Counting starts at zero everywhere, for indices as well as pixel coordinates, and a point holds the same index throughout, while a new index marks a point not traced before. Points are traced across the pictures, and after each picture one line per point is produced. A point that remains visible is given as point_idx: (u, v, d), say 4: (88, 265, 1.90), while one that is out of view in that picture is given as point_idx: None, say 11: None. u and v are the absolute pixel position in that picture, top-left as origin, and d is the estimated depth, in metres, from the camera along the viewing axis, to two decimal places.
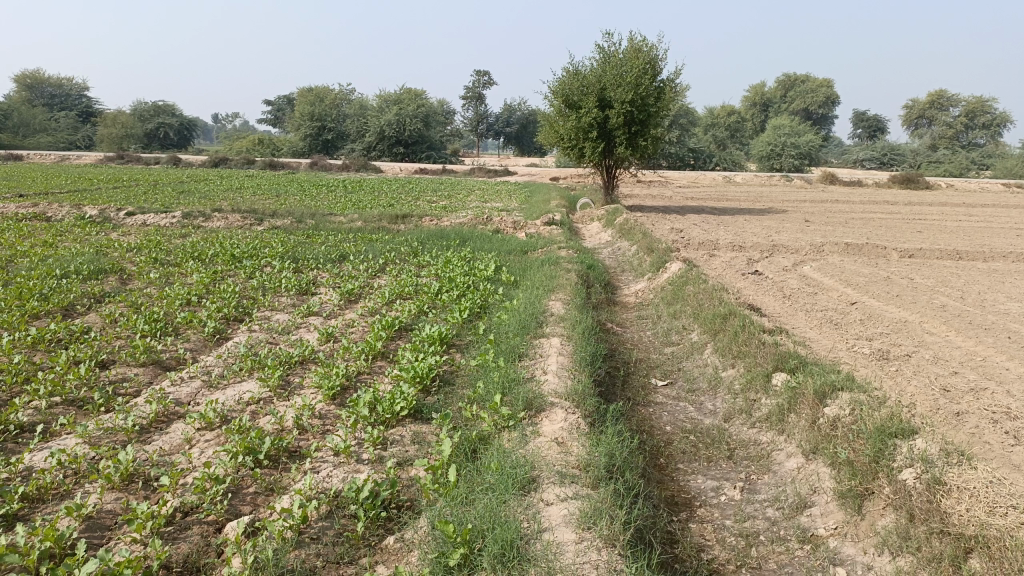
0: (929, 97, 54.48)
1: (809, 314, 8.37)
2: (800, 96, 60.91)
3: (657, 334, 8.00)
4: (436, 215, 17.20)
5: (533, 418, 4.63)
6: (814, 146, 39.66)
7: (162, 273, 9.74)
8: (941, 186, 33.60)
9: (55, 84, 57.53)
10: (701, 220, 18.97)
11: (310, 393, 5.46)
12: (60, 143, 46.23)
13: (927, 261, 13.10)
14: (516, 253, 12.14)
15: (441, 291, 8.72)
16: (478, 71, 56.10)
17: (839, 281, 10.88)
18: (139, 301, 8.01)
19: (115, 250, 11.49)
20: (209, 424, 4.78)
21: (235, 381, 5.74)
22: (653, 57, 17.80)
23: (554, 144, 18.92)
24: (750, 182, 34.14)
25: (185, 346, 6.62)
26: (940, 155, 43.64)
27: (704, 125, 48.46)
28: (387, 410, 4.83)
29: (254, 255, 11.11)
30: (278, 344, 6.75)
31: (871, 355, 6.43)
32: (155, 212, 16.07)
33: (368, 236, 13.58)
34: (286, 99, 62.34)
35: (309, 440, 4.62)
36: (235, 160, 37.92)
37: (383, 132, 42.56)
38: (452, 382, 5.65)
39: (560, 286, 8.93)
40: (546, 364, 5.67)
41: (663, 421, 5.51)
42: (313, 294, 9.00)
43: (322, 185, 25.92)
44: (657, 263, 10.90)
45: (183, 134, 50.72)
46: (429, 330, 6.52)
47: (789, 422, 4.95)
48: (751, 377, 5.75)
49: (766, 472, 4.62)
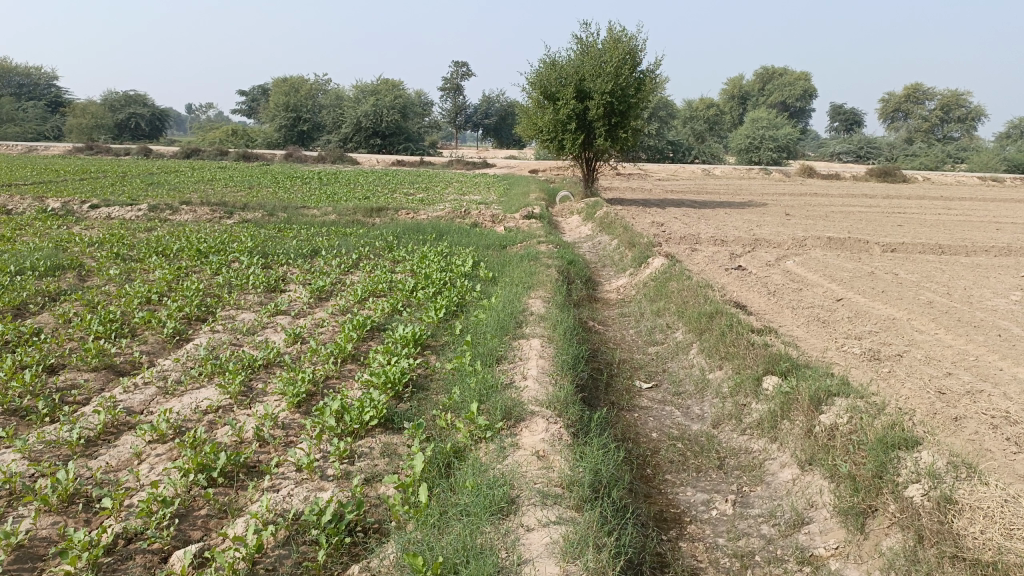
0: (905, 91, 54.85)
1: (795, 312, 8.13)
2: (777, 90, 61.05)
3: (640, 333, 7.73)
4: (413, 208, 16.84)
5: (511, 429, 4.31)
6: (793, 138, 39.67)
7: (124, 269, 9.30)
8: (918, 179, 33.70)
9: (23, 73, 56.18)
10: (681, 214, 18.75)
11: (273, 400, 5.11)
12: (28, 134, 45.08)
13: (911, 256, 12.95)
14: (495, 248, 11.81)
15: (416, 288, 8.37)
16: (457, 62, 55.56)
17: (823, 276, 10.67)
18: (96, 300, 7.58)
19: (76, 245, 11.00)
20: (161, 436, 4.42)
21: (194, 387, 5.37)
22: (632, 47, 17.48)
23: (533, 136, 18.60)
24: (729, 176, 34.04)
25: (142, 348, 6.22)
26: (916, 149, 43.82)
27: (683, 117, 48.32)
28: (355, 420, 4.49)
29: (221, 250, 10.68)
30: (242, 347, 6.37)
31: (861, 356, 6.19)
32: (121, 204, 15.52)
33: (342, 230, 13.18)
34: (261, 89, 61.50)
35: (269, 454, 4.29)
36: (209, 150, 37.17)
37: (360, 123, 41.97)
38: (426, 387, 5.33)
39: (539, 282, 8.62)
40: (526, 367, 5.35)
41: (649, 427, 5.23)
42: (282, 291, 8.62)
43: (297, 177, 25.34)
44: (639, 258, 10.63)
45: (155, 125, 49.70)
46: (403, 331, 6.18)
47: (782, 430, 4.68)
48: (740, 380, 5.48)
49: (759, 484, 4.35)
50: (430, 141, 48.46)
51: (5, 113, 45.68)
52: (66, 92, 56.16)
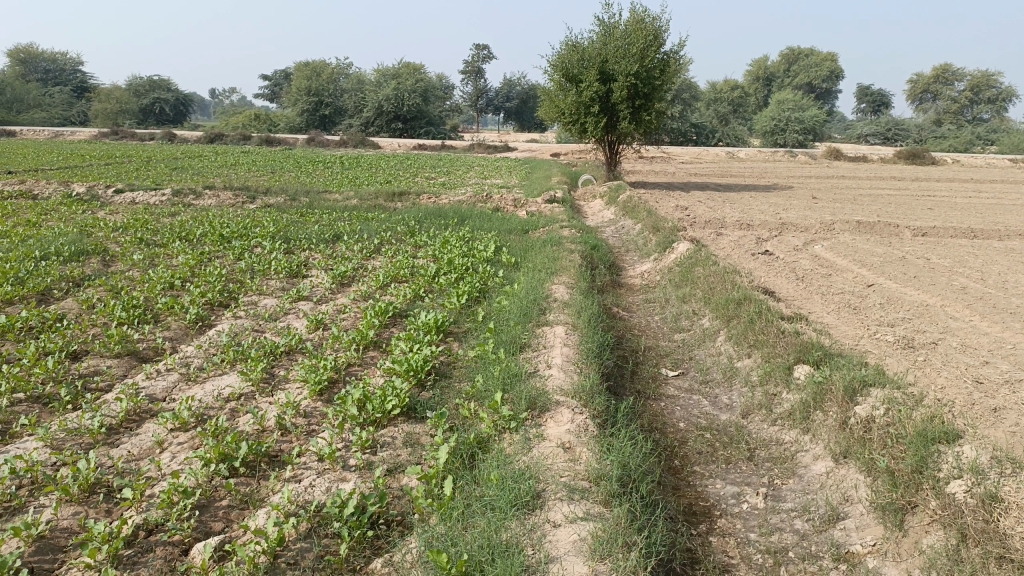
0: (934, 71, 53.81)
1: (825, 298, 7.95)
2: (803, 71, 59.93)
3: (666, 319, 7.59)
4: (434, 192, 16.73)
5: (536, 419, 4.22)
6: (819, 120, 39.01)
7: (147, 254, 9.31)
8: (948, 161, 33.03)
9: (48, 59, 56.65)
10: (706, 197, 18.49)
11: (295, 388, 5.06)
12: (54, 120, 45.48)
13: (942, 240, 12.65)
14: (517, 233, 11.68)
15: (439, 274, 8.29)
16: (478, 44, 55.24)
17: (853, 261, 10.44)
18: (119, 285, 7.58)
19: (100, 230, 11.03)
20: (183, 424, 4.39)
21: (216, 374, 5.34)
22: (657, 27, 17.15)
23: (555, 119, 18.39)
24: (753, 158, 33.59)
25: (164, 335, 6.20)
26: (945, 131, 42.93)
27: (706, 99, 47.69)
28: (378, 408, 4.42)
29: (244, 235, 10.66)
30: (264, 333, 6.33)
31: (895, 344, 6.03)
32: (145, 189, 15.59)
33: (364, 215, 13.13)
34: (283, 74, 61.62)
35: (291, 442, 4.24)
36: (232, 135, 37.30)
37: (382, 108, 41.90)
38: (449, 375, 5.26)
39: (563, 268, 8.49)
40: (550, 355, 5.25)
41: (676, 417, 5.12)
42: (304, 277, 8.58)
43: (319, 161, 25.31)
44: (664, 243, 10.46)
45: (179, 110, 49.90)
46: (425, 317, 6.11)
47: (815, 422, 4.56)
48: (770, 369, 5.35)
49: (791, 477, 4.23)
50: (451, 124, 48.26)
51: (31, 99, 46.13)
52: (91, 77, 56.55)
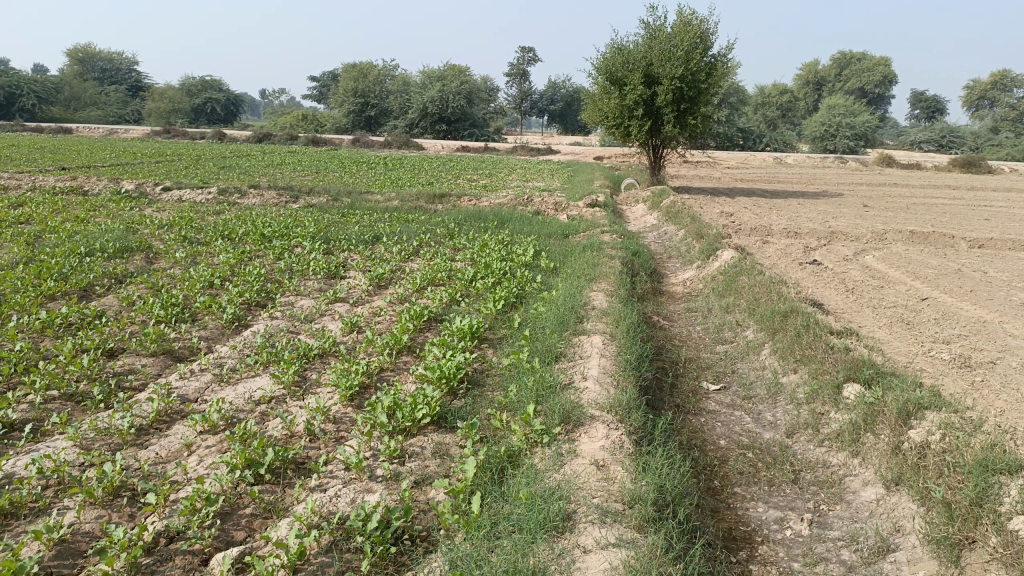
0: (992, 77, 52.19)
1: (876, 312, 7.64)
2: (855, 76, 58.69)
3: (708, 330, 7.37)
4: (475, 195, 16.67)
5: (570, 433, 4.06)
6: (871, 126, 38.06)
7: (190, 252, 9.39)
8: (1005, 170, 31.91)
9: (105, 58, 58.25)
10: (752, 204, 18.10)
11: (326, 392, 4.98)
12: (109, 118, 46.71)
13: (1000, 252, 12.15)
14: (557, 237, 11.52)
15: (476, 278, 8.18)
16: (524, 47, 55.26)
17: (905, 273, 10.05)
18: (160, 283, 7.63)
19: (145, 227, 11.18)
20: (212, 427, 4.34)
21: (249, 375, 5.30)
22: (704, 30, 16.84)
23: (599, 122, 18.18)
24: (802, 164, 32.89)
25: (200, 334, 6.19)
26: (1003, 138, 41.53)
27: (754, 104, 46.93)
28: (408, 417, 4.32)
29: (285, 235, 10.70)
30: (298, 335, 6.29)
31: (951, 363, 5.74)
32: (192, 187, 15.82)
33: (404, 216, 13.11)
34: (331, 75, 62.44)
35: (319, 449, 4.15)
36: (279, 135, 37.85)
37: (426, 109, 42.10)
38: (482, 383, 5.13)
39: (602, 274, 8.31)
40: (586, 366, 5.09)
41: (716, 434, 4.91)
42: (342, 278, 8.56)
43: (363, 162, 25.48)
44: (707, 250, 10.20)
45: (229, 110, 50.80)
46: (460, 322, 6.00)
47: (865, 445, 4.34)
48: (817, 387, 5.13)
49: (839, 503, 4.00)
50: (495, 126, 48.31)
51: (88, 97, 47.49)
52: (145, 77, 57.96)
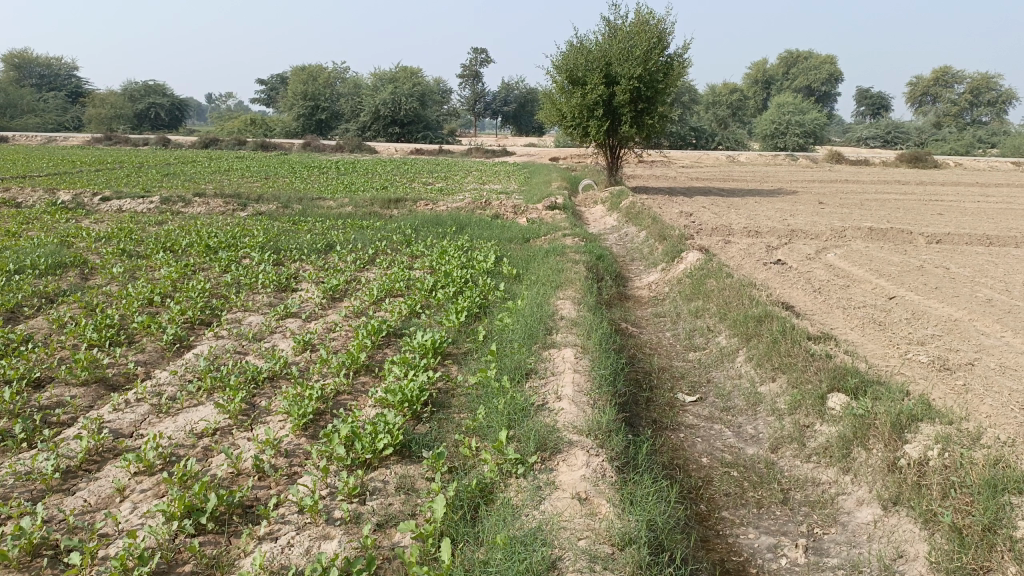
0: (933, 74, 53.69)
1: (846, 313, 7.48)
2: (803, 74, 59.73)
3: (678, 336, 7.11)
4: (432, 199, 16.26)
5: (547, 463, 3.72)
6: (819, 123, 38.65)
7: (128, 266, 8.83)
8: (949, 165, 32.63)
9: (43, 64, 56.13)
10: (709, 203, 18.03)
11: (276, 421, 4.55)
12: (48, 125, 45.01)
13: (958, 247, 12.21)
14: (518, 242, 11.20)
15: (436, 288, 7.80)
16: (476, 48, 54.89)
17: (870, 271, 9.98)
18: (94, 302, 7.09)
19: (81, 240, 10.55)
20: (148, 467, 3.92)
21: (192, 405, 4.85)
22: (661, 29, 16.73)
23: (556, 123, 17.91)
24: (754, 162, 33.21)
25: (138, 358, 5.70)
26: (946, 134, 42.67)
27: (706, 103, 47.31)
28: (367, 448, 3.94)
29: (232, 245, 10.17)
30: (246, 355, 5.85)
31: (931, 366, 5.58)
32: (133, 196, 15.09)
33: (358, 223, 12.67)
34: (280, 79, 61.30)
35: (269, 488, 3.75)
36: (226, 140, 36.84)
37: (379, 112, 41.41)
38: (447, 406, 4.77)
39: (568, 280, 8.01)
40: (558, 384, 4.75)
41: (697, 451, 4.63)
42: (293, 291, 8.11)
43: (314, 166, 24.83)
44: (671, 252, 9.98)
45: (174, 115, 49.41)
46: (422, 338, 5.63)
47: (857, 461, 4.10)
48: (799, 398, 4.89)
49: (833, 525, 3.74)
50: (449, 128, 47.84)
51: (25, 103, 45.67)
52: (85, 82, 56.02)
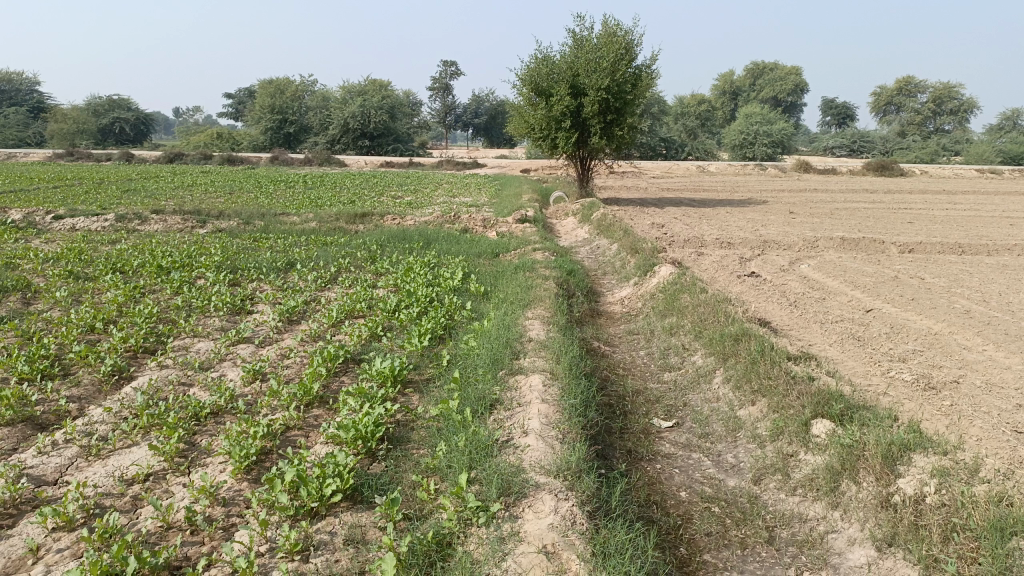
0: (897, 84, 54.59)
1: (825, 328, 7.24)
2: (769, 84, 60.33)
3: (652, 355, 6.80)
4: (400, 213, 15.88)
5: (511, 510, 3.37)
6: (787, 133, 38.93)
7: (73, 289, 8.35)
8: (915, 172, 32.97)
9: (3, 79, 54.80)
10: (681, 214, 17.85)
11: (216, 463, 4.15)
12: (8, 141, 43.89)
13: (931, 256, 12.11)
14: (486, 257, 10.87)
15: (399, 308, 7.44)
16: (446, 61, 54.75)
17: (845, 283, 9.80)
18: (31, 330, 6.60)
19: (27, 261, 10.02)
20: (67, 522, 3.50)
21: (125, 446, 4.43)
22: (628, 41, 16.56)
23: (525, 135, 17.65)
24: (724, 172, 33.30)
25: (71, 393, 5.25)
26: (911, 142, 43.24)
27: (675, 113, 47.42)
28: (314, 495, 3.56)
29: (186, 265, 9.71)
30: (191, 387, 5.43)
31: (916, 385, 5.32)
32: (87, 214, 14.51)
33: (322, 239, 12.28)
34: (247, 92, 60.63)
35: (203, 546, 3.36)
36: (192, 154, 36.07)
37: (348, 125, 40.97)
38: (405, 441, 4.40)
39: (537, 297, 7.68)
40: (524, 415, 4.41)
41: (676, 484, 4.31)
42: (248, 314, 7.68)
43: (281, 181, 24.33)
44: (644, 265, 9.71)
45: (139, 130, 48.57)
46: (380, 364, 5.26)
47: (846, 495, 3.81)
48: (782, 424, 4.60)
49: (824, 569, 3.44)
50: (419, 141, 47.45)
51: None
52: (48, 98, 54.98)
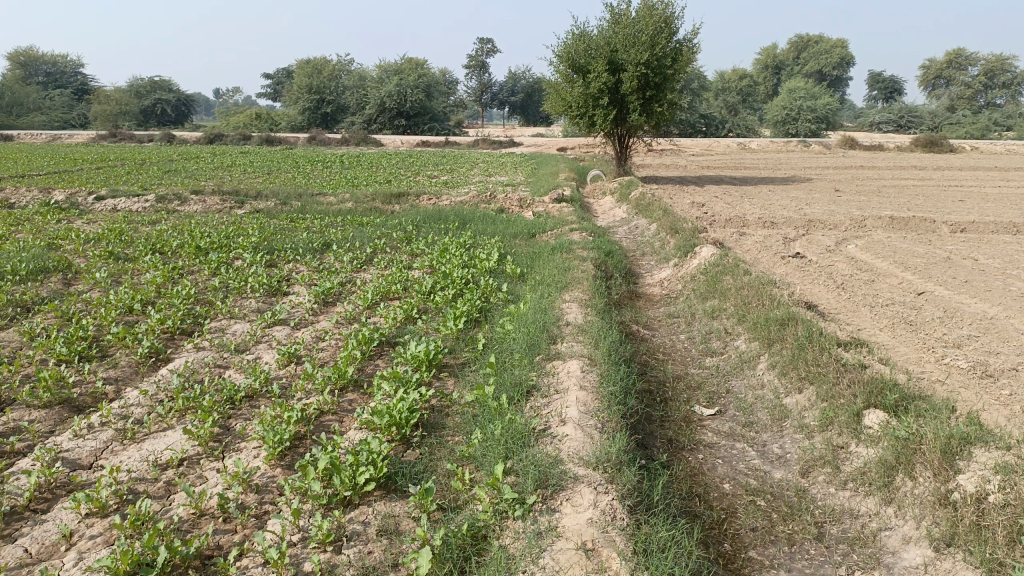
0: (947, 56, 52.75)
1: (874, 311, 6.98)
2: (813, 58, 58.75)
3: (693, 339, 6.62)
4: (436, 193, 15.79)
5: (548, 503, 3.26)
6: (831, 108, 37.89)
7: (113, 270, 8.41)
8: (966, 148, 31.88)
9: (49, 62, 55.83)
10: (722, 192, 17.47)
11: (250, 449, 4.10)
12: (54, 123, 44.74)
13: (984, 236, 11.65)
14: (523, 237, 10.72)
15: (435, 290, 7.35)
16: (482, 38, 54.32)
17: (894, 264, 9.46)
18: (71, 311, 6.66)
19: (70, 242, 10.14)
20: (101, 508, 3.49)
21: (160, 430, 4.41)
22: (668, 14, 16.14)
23: (562, 112, 17.38)
24: (765, 149, 32.55)
25: (109, 374, 5.27)
26: (961, 117, 41.82)
27: (715, 89, 46.44)
28: (347, 484, 3.49)
29: (224, 246, 9.73)
30: (227, 369, 5.41)
31: (972, 373, 5.08)
32: (128, 195, 14.67)
33: (358, 219, 12.24)
34: (285, 72, 60.94)
35: (235, 535, 3.31)
36: (232, 135, 36.37)
37: (384, 104, 40.95)
38: (440, 429, 4.31)
39: (575, 279, 7.52)
40: (562, 403, 4.28)
41: (719, 475, 4.15)
42: (285, 295, 7.66)
43: (318, 161, 24.40)
44: (684, 246, 9.48)
45: (180, 111, 49.16)
46: (415, 349, 5.18)
47: (901, 491, 3.62)
48: (832, 415, 4.41)
49: (877, 568, 3.27)
50: (454, 120, 47.25)
51: (32, 102, 45.42)
52: (92, 80, 55.90)
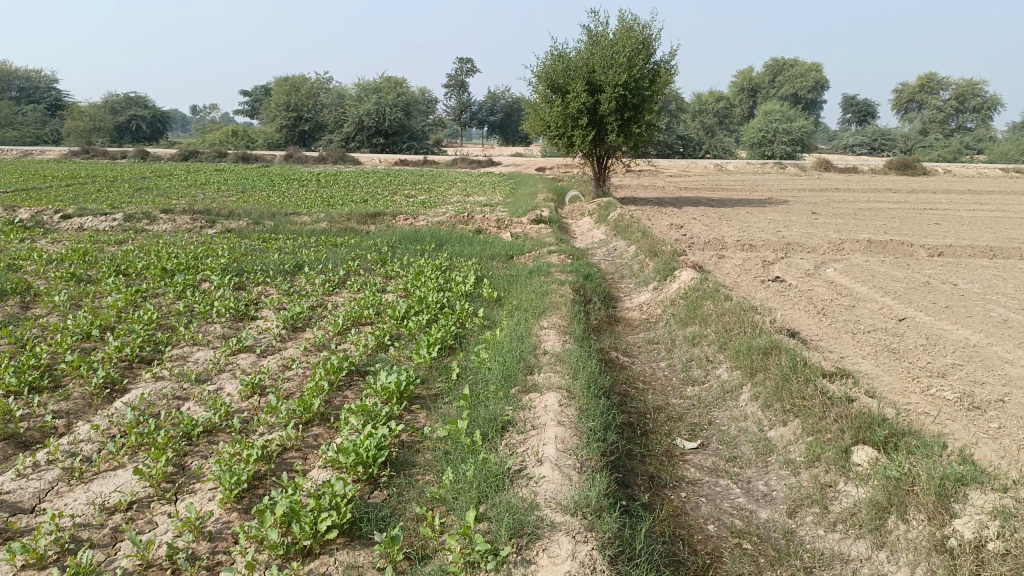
0: (918, 81, 53.68)
1: (856, 338, 6.86)
2: (788, 81, 59.52)
3: (674, 367, 6.45)
4: (412, 213, 15.58)
5: (524, 553, 3.04)
6: (807, 131, 38.29)
7: (74, 293, 8.08)
8: (939, 171, 32.28)
9: (22, 77, 55.03)
10: (700, 214, 17.44)
11: (205, 491, 3.85)
12: (26, 138, 44.00)
13: (962, 260, 11.64)
14: (500, 259, 10.53)
15: (408, 315, 7.12)
16: (461, 58, 54.43)
17: (873, 288, 9.39)
18: (25, 337, 6.34)
19: (31, 263, 9.78)
20: (38, 559, 3.21)
21: (110, 469, 4.13)
22: (646, 36, 16.18)
23: (540, 132, 17.29)
24: (742, 171, 32.74)
25: (60, 407, 4.97)
26: (933, 140, 42.48)
27: (692, 111, 46.77)
28: (307, 532, 3.24)
29: (191, 268, 9.43)
30: (186, 401, 5.13)
31: (959, 405, 4.94)
32: (96, 213, 14.30)
33: (332, 240, 11.99)
34: (263, 90, 60.60)
35: None
36: (207, 152, 35.94)
37: (362, 123, 40.76)
38: (409, 467, 4.07)
39: (552, 304, 7.34)
40: (539, 440, 4.07)
41: (703, 515, 3.96)
42: (253, 319, 7.40)
43: (294, 180, 24.10)
44: (664, 269, 9.34)
45: (156, 127, 48.60)
46: (386, 380, 4.95)
47: (893, 535, 3.45)
48: (819, 450, 4.24)
49: None
50: (433, 139, 47.15)
51: (4, 117, 44.64)
52: (66, 96, 55.17)
